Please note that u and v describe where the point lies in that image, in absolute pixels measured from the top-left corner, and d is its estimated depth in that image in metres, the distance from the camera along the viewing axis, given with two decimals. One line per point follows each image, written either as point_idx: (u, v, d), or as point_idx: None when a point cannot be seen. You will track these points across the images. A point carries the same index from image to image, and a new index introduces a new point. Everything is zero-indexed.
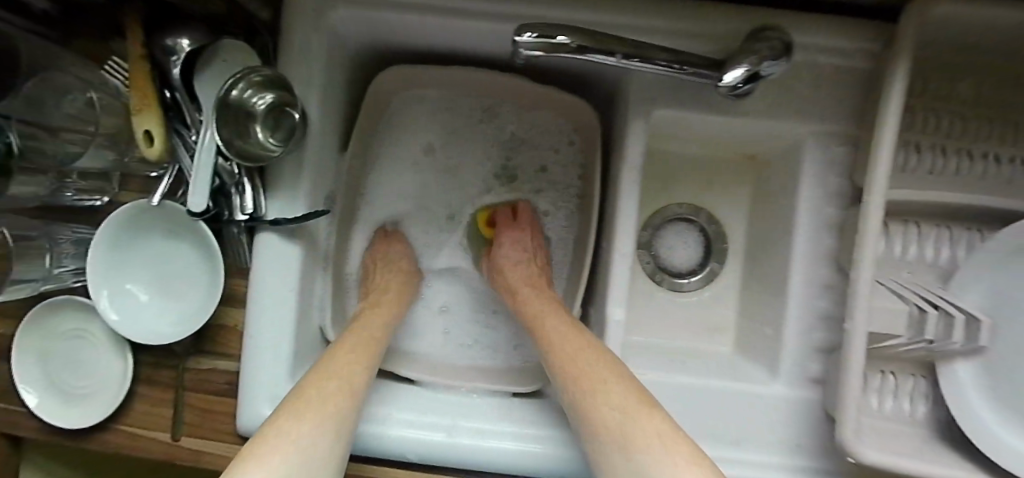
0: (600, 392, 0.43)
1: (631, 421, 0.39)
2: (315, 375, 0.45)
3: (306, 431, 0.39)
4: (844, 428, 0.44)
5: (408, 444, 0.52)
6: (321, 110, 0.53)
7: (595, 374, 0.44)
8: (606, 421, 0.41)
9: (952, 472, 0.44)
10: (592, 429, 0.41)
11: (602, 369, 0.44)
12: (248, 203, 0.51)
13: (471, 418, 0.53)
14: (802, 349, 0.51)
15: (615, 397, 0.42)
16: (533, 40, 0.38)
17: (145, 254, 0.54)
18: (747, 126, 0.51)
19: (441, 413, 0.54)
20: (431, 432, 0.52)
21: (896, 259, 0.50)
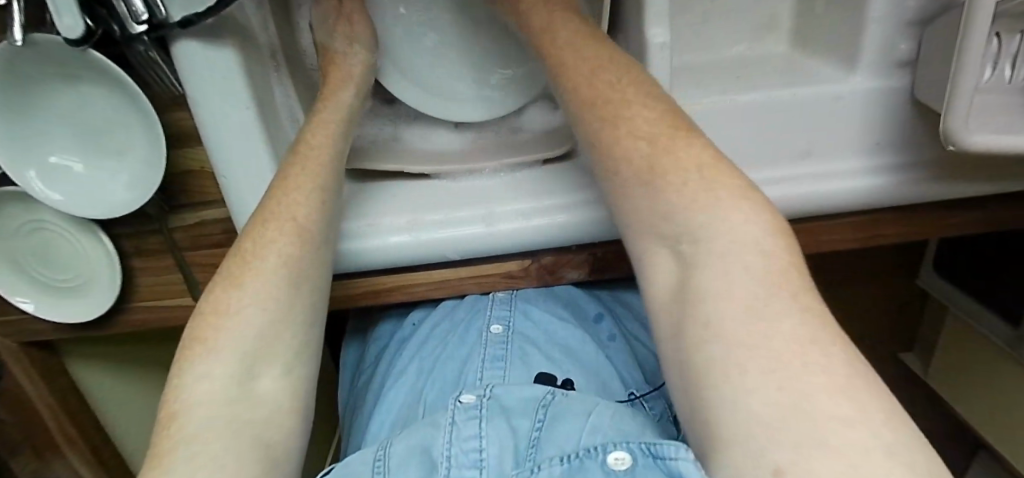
0: (619, 120, 0.35)
1: (683, 142, 0.32)
2: (254, 220, 0.36)
3: (245, 305, 0.32)
4: (949, 116, 0.36)
5: (447, 245, 0.46)
6: None
7: (612, 97, 0.36)
8: (632, 134, 0.34)
9: None
10: (617, 165, 0.34)
11: (664, 114, 0.34)
12: (138, 6, 0.36)
13: (507, 202, 0.47)
14: (892, 26, 0.41)
15: (676, 134, 0.33)
16: None
17: (53, 115, 0.42)
18: None
19: (471, 203, 0.47)
20: (467, 225, 0.46)
21: None
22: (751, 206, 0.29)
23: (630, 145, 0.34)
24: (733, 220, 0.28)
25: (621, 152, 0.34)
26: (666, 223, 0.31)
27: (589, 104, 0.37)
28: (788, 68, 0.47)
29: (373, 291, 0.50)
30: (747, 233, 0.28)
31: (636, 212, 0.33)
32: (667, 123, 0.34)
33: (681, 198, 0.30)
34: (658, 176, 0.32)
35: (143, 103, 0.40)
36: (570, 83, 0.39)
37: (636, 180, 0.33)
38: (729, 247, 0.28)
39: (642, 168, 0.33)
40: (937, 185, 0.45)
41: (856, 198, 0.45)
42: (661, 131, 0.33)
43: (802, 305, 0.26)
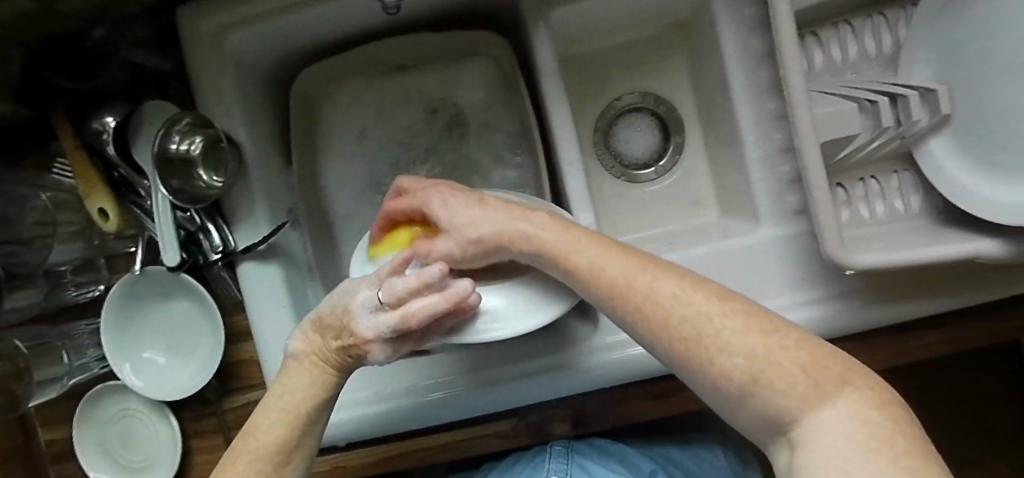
0: (695, 337, 0.30)
1: (769, 334, 0.29)
2: (317, 327, 0.42)
3: (270, 403, 0.39)
4: (826, 243, 0.43)
5: (486, 399, 0.52)
6: (253, 133, 0.55)
7: (688, 326, 0.30)
8: (714, 358, 0.29)
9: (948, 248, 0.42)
10: (708, 381, 0.30)
11: (637, 263, 0.34)
12: (217, 241, 0.54)
13: (540, 356, 0.52)
14: (776, 186, 0.50)
15: (682, 293, 0.32)
16: None
17: (152, 322, 0.57)
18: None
19: (513, 360, 0.53)
20: (508, 378, 0.52)
21: (839, 66, 0.49)
22: (852, 390, 0.26)
23: (656, 317, 0.32)
24: (784, 367, 0.27)
25: (666, 329, 0.31)
26: (755, 408, 0.29)
27: (671, 334, 0.31)
28: (718, 229, 0.56)
29: (380, 458, 0.56)
30: (847, 422, 0.25)
31: (723, 400, 0.30)
32: (680, 282, 0.32)
33: (743, 382, 0.28)
34: (755, 376, 0.28)
35: (212, 307, 0.55)
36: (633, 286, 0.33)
37: (732, 380, 0.29)
38: (837, 436, 0.25)
39: (681, 341, 0.31)
40: (874, 307, 0.49)
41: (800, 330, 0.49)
42: (663, 290, 0.32)
43: (906, 463, 0.23)
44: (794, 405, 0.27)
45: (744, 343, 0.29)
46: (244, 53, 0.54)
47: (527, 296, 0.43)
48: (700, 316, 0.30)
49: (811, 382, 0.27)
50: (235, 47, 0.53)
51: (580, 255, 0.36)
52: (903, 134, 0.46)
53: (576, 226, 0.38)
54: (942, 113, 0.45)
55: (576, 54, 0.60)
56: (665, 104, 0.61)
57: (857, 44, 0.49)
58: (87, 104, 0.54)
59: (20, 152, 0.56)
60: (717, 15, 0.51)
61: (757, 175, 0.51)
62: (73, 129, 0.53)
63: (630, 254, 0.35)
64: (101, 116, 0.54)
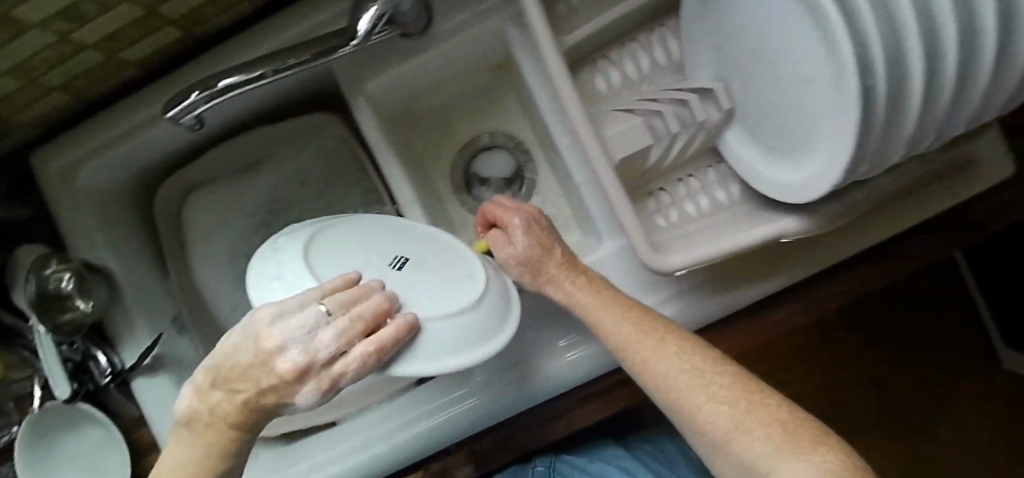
0: (649, 354, 0.44)
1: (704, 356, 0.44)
2: (213, 380, 0.38)
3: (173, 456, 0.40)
4: (640, 249, 0.46)
5: (376, 458, 0.56)
6: (123, 254, 0.58)
7: (647, 345, 0.45)
8: (670, 374, 0.43)
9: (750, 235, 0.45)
10: (661, 391, 0.44)
11: (606, 299, 0.48)
12: (105, 365, 0.56)
13: (418, 407, 0.56)
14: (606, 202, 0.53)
15: (633, 326, 0.46)
16: (201, 97, 0.46)
17: (64, 452, 0.59)
18: (452, 51, 0.55)
19: (398, 415, 0.56)
20: (393, 434, 0.56)
21: (636, 79, 0.52)
22: (761, 408, 0.40)
23: (624, 340, 0.45)
24: (713, 387, 0.42)
25: (639, 358, 0.45)
26: (704, 425, 0.41)
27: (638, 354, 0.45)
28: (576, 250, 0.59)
29: None
30: (782, 454, 0.38)
31: (683, 418, 0.43)
32: (636, 323, 0.46)
33: (684, 399, 0.42)
34: (700, 377, 0.42)
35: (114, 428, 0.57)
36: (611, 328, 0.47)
37: (691, 398, 0.42)
38: (755, 432, 0.39)
39: (663, 377, 0.43)
40: (720, 296, 0.51)
41: None
42: (631, 334, 0.45)
43: (784, 440, 0.39)
44: (728, 424, 0.40)
45: (697, 369, 0.43)
46: (98, 183, 0.57)
47: (455, 339, 0.39)
48: (668, 355, 0.43)
49: (734, 395, 0.41)
50: (86, 180, 0.56)
51: (574, 296, 0.48)
52: (700, 131, 0.49)
53: (558, 246, 0.50)
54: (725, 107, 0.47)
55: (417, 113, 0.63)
56: (513, 139, 0.64)
57: (647, 56, 0.52)
58: None
59: None
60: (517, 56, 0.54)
61: (586, 195, 0.54)
62: None
63: (598, 287, 0.48)
64: None
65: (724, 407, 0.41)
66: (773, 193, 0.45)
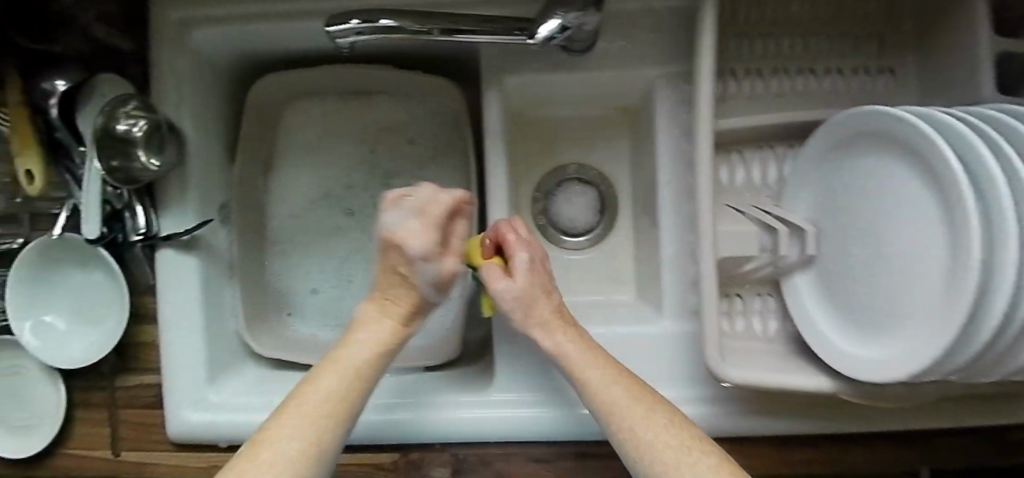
0: (644, 444, 0.37)
1: None
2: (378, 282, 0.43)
3: (318, 389, 0.38)
4: (710, 351, 0.46)
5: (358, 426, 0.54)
6: (200, 127, 0.56)
7: (636, 423, 0.38)
8: (654, 453, 0.36)
9: (792, 379, 0.46)
10: (636, 442, 0.38)
11: (604, 373, 0.42)
12: (140, 224, 0.54)
13: (417, 395, 0.55)
14: (681, 284, 0.53)
15: (631, 394, 0.40)
16: (358, 26, 0.44)
17: (63, 287, 0.57)
18: (602, 79, 0.54)
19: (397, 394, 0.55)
20: (388, 412, 0.54)
21: (756, 184, 0.53)
22: None
23: (619, 418, 0.39)
24: (614, 388, 0.41)
25: (525, 310, 0.44)
26: (614, 429, 0.39)
27: (626, 436, 0.38)
28: (626, 313, 0.58)
29: None
30: None
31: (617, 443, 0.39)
32: (552, 298, 0.45)
33: None
34: None
35: (121, 283, 0.56)
36: (612, 400, 0.40)
37: None
38: None
39: (583, 387, 0.42)
40: (747, 417, 0.51)
41: None
42: (481, 304, 0.45)
43: None
44: (662, 440, 0.37)
45: (614, 376, 0.42)
46: (207, 51, 0.56)
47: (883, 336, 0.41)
48: (656, 422, 0.38)
49: (623, 395, 0.40)
50: (198, 41, 0.55)
51: (517, 281, 0.44)
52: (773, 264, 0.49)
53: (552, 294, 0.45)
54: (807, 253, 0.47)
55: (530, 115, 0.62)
56: (607, 183, 0.64)
57: (775, 168, 0.52)
58: (41, 64, 0.54)
59: None
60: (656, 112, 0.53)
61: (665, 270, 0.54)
62: (23, 84, 0.53)
63: (531, 249, 0.46)
64: (52, 78, 0.54)
65: (665, 422, 0.38)
66: (823, 350, 0.47)
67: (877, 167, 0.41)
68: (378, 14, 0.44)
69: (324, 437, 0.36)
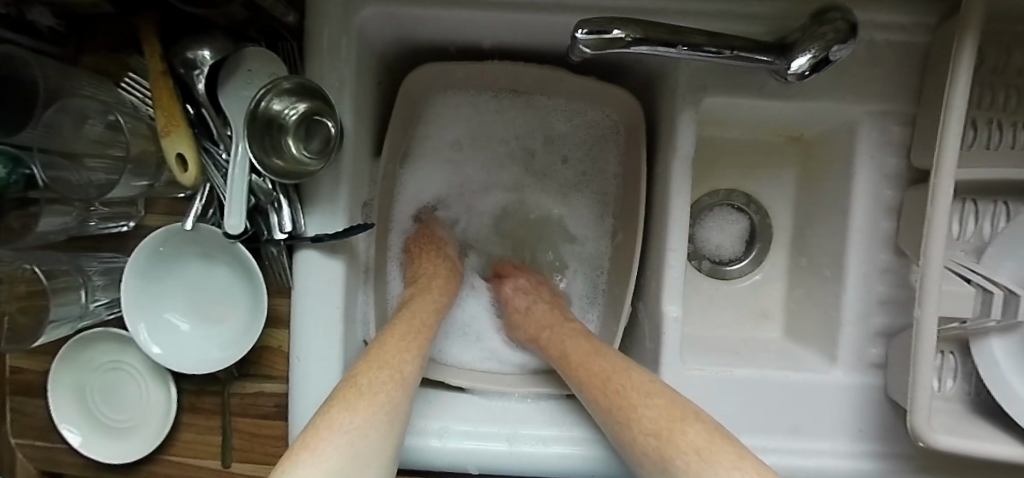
0: (675, 438, 0.35)
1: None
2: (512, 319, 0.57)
3: (390, 364, 0.41)
4: (915, 414, 0.44)
5: (469, 456, 0.50)
6: (355, 115, 0.51)
7: (660, 428, 0.36)
8: (678, 453, 0.34)
9: (1000, 447, 0.44)
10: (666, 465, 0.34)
11: (647, 387, 0.40)
12: (287, 222, 0.48)
13: (530, 426, 0.51)
14: (861, 332, 0.51)
15: (665, 410, 0.37)
16: (588, 37, 0.38)
17: (183, 282, 0.51)
18: (800, 109, 0.51)
19: (499, 422, 0.52)
20: (492, 442, 0.50)
21: (953, 238, 0.50)
22: None
23: (643, 424, 0.37)
24: (648, 405, 0.38)
25: (518, 327, 0.56)
26: (647, 450, 0.36)
27: (646, 449, 0.36)
28: (783, 353, 0.56)
29: None
30: None
31: (647, 470, 0.37)
32: (580, 344, 0.48)
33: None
34: None
35: (257, 284, 0.50)
36: (624, 415, 0.39)
37: None
38: None
39: (618, 408, 0.40)
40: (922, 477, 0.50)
41: (836, 476, 0.50)
42: (573, 347, 0.48)
43: None
44: (687, 459, 0.33)
45: (648, 391, 0.40)
46: (371, 30, 0.50)
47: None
48: (653, 433, 0.36)
49: (661, 425, 0.36)
50: (364, 21, 0.49)
51: (513, 299, 0.57)
52: (971, 325, 0.47)
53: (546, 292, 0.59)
54: (1018, 319, 0.46)
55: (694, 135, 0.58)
56: (763, 214, 0.61)
57: (975, 222, 0.50)
58: (187, 30, 0.48)
59: (81, 46, 0.50)
60: (858, 151, 0.50)
61: (845, 318, 0.51)
62: (163, 54, 0.47)
63: (539, 295, 0.57)
64: (198, 47, 0.47)
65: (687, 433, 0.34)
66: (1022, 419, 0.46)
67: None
68: (614, 23, 0.39)
69: (388, 398, 0.38)
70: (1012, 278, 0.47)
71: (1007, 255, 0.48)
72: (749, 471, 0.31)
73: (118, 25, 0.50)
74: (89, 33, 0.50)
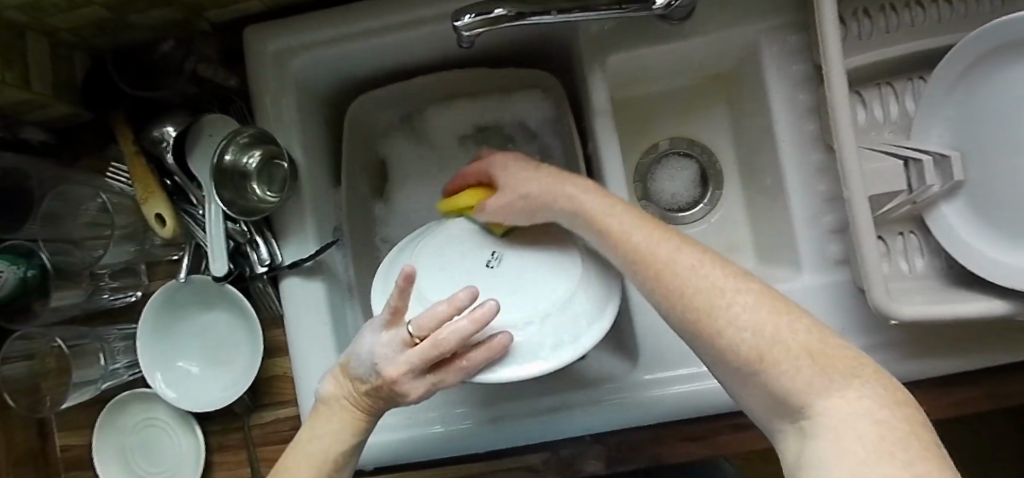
0: (729, 310, 0.31)
1: (792, 336, 0.29)
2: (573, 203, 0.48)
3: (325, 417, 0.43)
4: (874, 294, 0.45)
5: (473, 436, 0.52)
6: (306, 150, 0.57)
7: (694, 281, 0.33)
8: (733, 328, 0.30)
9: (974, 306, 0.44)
10: (722, 355, 0.31)
11: (659, 237, 0.36)
12: (264, 255, 0.54)
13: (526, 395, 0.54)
14: (816, 234, 0.52)
15: (719, 272, 0.33)
16: (472, 20, 0.45)
17: (189, 331, 0.56)
18: (703, 43, 0.55)
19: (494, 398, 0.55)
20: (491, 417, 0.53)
21: (879, 124, 0.52)
22: (865, 382, 0.27)
23: (683, 290, 0.33)
24: (735, 310, 0.31)
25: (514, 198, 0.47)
26: (711, 328, 0.31)
27: (679, 303, 0.33)
28: (755, 274, 0.57)
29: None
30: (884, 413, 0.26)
31: (702, 343, 0.33)
32: (606, 202, 0.41)
33: (748, 356, 0.30)
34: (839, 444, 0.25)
35: (250, 318, 0.54)
36: (665, 271, 0.34)
37: None
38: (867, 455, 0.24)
39: (657, 272, 0.35)
40: (916, 359, 0.49)
41: None
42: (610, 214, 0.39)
43: (897, 447, 0.24)
44: (778, 345, 0.29)
45: (686, 253, 0.35)
46: (307, 75, 0.57)
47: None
48: (695, 279, 0.33)
49: (734, 291, 0.32)
50: (296, 69, 0.56)
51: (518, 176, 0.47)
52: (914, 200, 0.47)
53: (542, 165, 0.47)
54: (955, 179, 0.46)
55: (624, 95, 0.62)
56: (708, 154, 0.63)
57: (897, 104, 0.51)
58: (154, 112, 0.56)
59: (70, 151, 0.58)
60: (765, 66, 0.53)
61: (798, 225, 0.53)
62: (135, 138, 0.54)
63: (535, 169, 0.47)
64: (161, 125, 0.55)
65: (797, 353, 0.29)
66: (985, 271, 0.46)
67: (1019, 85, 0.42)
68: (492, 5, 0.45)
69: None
70: (943, 143, 0.48)
71: (933, 124, 0.49)
72: (869, 381, 0.28)
73: (99, 127, 0.58)
74: (76, 139, 0.58)
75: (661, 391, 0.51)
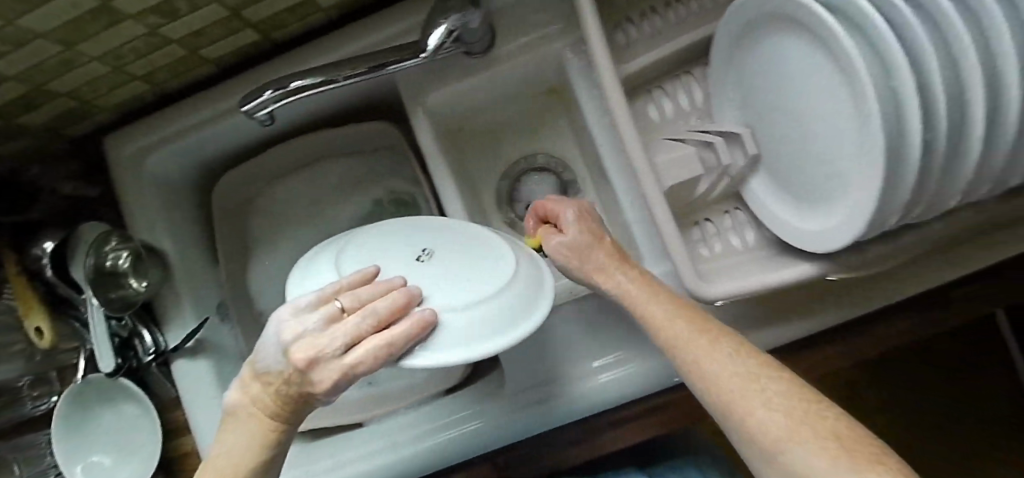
0: (753, 401, 0.35)
1: (806, 410, 0.34)
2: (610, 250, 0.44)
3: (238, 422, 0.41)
4: (688, 279, 0.46)
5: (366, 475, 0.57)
6: (176, 239, 0.61)
7: (727, 369, 0.37)
8: (763, 421, 0.34)
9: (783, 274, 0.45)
10: (750, 436, 0.35)
11: (668, 304, 0.41)
12: (149, 345, 0.58)
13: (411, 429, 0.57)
14: (648, 228, 0.54)
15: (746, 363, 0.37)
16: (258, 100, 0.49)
17: (100, 425, 0.60)
18: (516, 68, 0.57)
19: (385, 437, 0.58)
20: (380, 455, 0.57)
21: (686, 112, 0.54)
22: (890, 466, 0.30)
23: (719, 384, 0.37)
24: (769, 399, 0.35)
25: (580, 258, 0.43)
26: (739, 415, 0.35)
27: (713, 394, 0.37)
28: None
29: None
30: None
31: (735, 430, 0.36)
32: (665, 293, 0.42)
33: (781, 443, 0.33)
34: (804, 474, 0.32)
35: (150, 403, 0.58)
36: (695, 353, 0.38)
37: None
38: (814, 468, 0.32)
39: (696, 361, 0.38)
40: (757, 331, 0.51)
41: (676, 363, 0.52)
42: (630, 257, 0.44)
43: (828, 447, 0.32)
44: (797, 433, 0.33)
45: (721, 341, 0.38)
46: (166, 170, 0.61)
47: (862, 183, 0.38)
48: (727, 367, 0.37)
49: (755, 386, 0.36)
50: (152, 168, 0.60)
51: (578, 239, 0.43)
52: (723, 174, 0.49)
53: (607, 238, 0.44)
54: (749, 154, 0.48)
55: (470, 126, 0.65)
56: (562, 165, 0.66)
57: (698, 90, 0.54)
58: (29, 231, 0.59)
59: None
60: (573, 79, 0.56)
61: (632, 221, 0.55)
62: (14, 256, 0.57)
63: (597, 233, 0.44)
64: (41, 241, 0.58)
65: (781, 417, 0.34)
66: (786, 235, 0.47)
67: (760, 50, 0.44)
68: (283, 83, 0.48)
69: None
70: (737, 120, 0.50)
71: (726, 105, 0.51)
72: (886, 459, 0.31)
73: None
74: None
75: (524, 405, 0.54)
